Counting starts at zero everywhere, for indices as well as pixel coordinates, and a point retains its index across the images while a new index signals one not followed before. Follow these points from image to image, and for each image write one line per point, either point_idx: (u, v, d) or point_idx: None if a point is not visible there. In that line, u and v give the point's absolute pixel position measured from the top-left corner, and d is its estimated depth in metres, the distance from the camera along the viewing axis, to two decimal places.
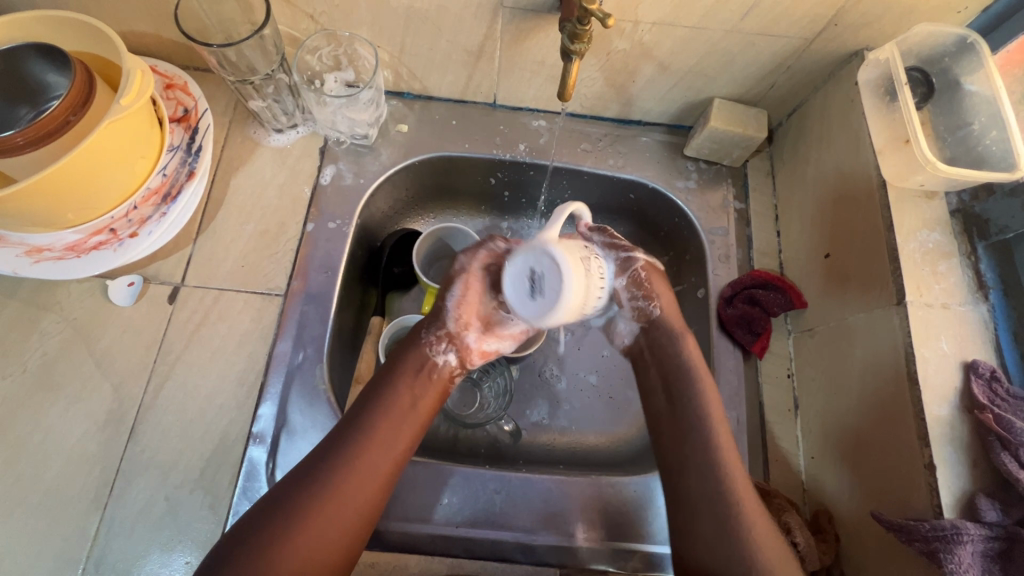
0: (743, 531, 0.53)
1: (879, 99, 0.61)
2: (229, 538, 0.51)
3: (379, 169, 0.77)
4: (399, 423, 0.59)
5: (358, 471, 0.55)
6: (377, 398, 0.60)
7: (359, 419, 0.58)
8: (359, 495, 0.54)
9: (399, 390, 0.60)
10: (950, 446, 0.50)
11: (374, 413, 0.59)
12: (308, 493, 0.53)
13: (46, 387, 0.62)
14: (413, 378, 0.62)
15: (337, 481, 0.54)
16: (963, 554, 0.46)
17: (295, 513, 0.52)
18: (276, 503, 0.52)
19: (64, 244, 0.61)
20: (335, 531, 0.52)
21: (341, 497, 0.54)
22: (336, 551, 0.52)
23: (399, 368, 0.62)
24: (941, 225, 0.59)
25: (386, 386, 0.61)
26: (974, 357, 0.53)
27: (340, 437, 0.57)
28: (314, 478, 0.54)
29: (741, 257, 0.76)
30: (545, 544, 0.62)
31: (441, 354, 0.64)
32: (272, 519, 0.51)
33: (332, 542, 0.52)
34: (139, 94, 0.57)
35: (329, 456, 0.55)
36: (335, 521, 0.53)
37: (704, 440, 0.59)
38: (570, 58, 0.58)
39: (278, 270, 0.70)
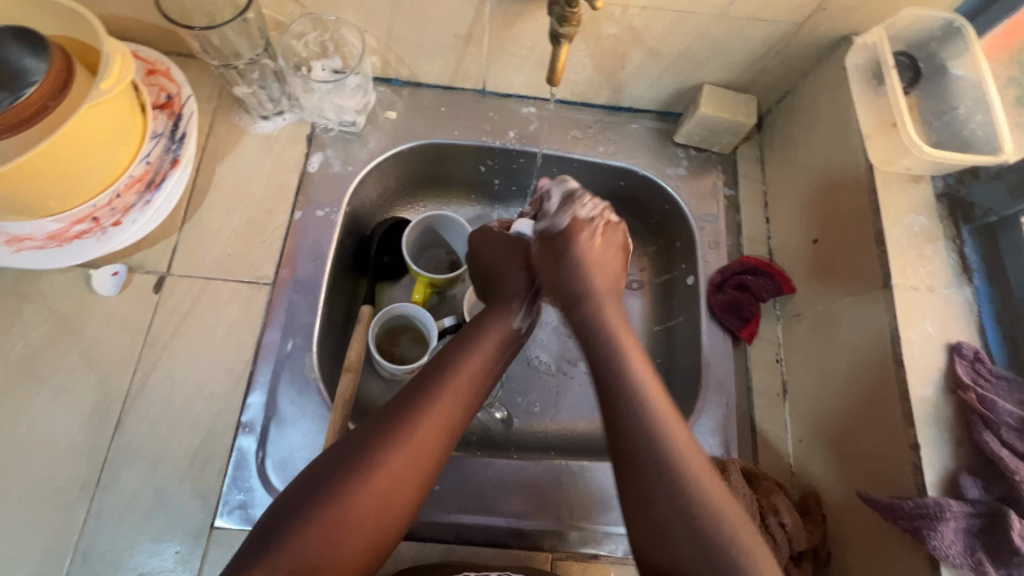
0: (710, 515, 0.47)
1: (868, 85, 0.62)
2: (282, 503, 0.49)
3: (367, 157, 0.76)
4: (479, 376, 0.59)
5: (443, 418, 0.54)
6: (463, 350, 0.59)
7: (443, 367, 0.57)
8: (441, 444, 0.54)
9: (484, 345, 0.61)
10: (933, 425, 0.51)
11: (459, 363, 0.58)
12: (381, 453, 0.51)
13: (30, 378, 0.61)
14: (496, 335, 0.62)
15: (422, 427, 0.53)
16: (946, 530, 0.47)
17: (372, 466, 0.50)
18: (357, 445, 0.51)
19: (45, 234, 0.60)
20: (416, 479, 0.51)
21: (426, 444, 0.52)
22: (405, 512, 0.51)
23: (486, 326, 0.63)
24: (928, 209, 0.59)
25: (473, 342, 0.60)
26: (958, 339, 0.54)
27: (423, 383, 0.56)
28: (401, 421, 0.53)
29: (730, 243, 0.76)
30: (537, 529, 0.62)
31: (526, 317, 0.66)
32: (355, 461, 0.50)
33: (404, 502, 0.50)
34: (119, 78, 0.55)
35: (416, 399, 0.54)
36: (412, 477, 0.51)
37: (643, 417, 0.52)
38: (559, 41, 0.57)
39: (265, 258, 0.69)
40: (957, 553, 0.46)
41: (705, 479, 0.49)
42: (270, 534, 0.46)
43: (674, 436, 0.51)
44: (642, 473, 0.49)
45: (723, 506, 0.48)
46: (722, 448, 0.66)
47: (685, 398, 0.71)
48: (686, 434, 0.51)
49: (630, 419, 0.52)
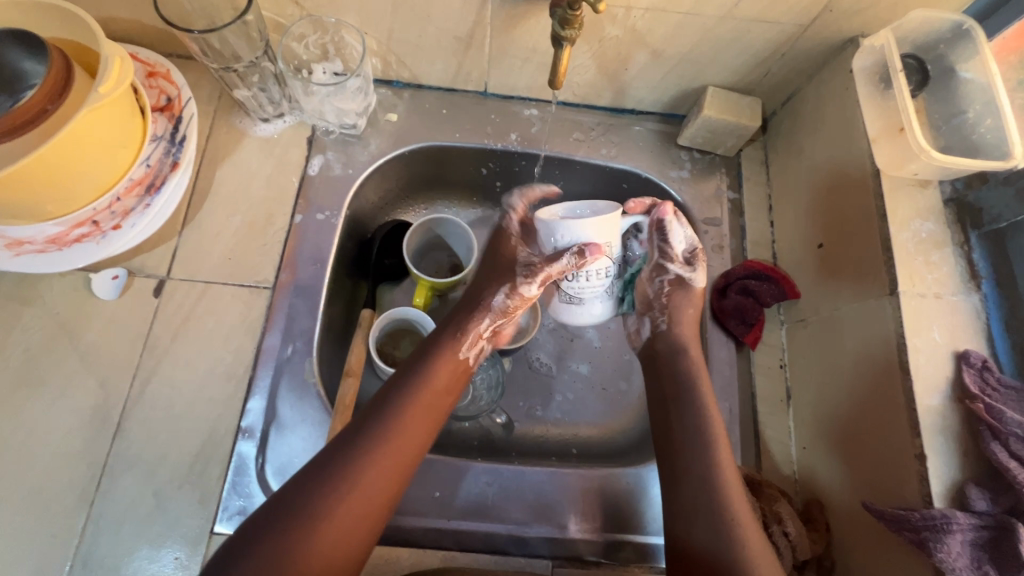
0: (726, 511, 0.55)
1: (874, 87, 0.60)
2: (228, 548, 0.49)
3: (368, 159, 0.75)
4: (421, 416, 0.59)
5: (385, 462, 0.55)
6: (406, 388, 0.59)
7: (385, 409, 0.58)
8: (379, 491, 0.54)
9: (428, 385, 0.60)
10: (940, 435, 0.50)
11: (402, 406, 0.58)
12: (321, 501, 0.52)
13: (30, 383, 0.61)
14: (442, 372, 0.61)
15: (365, 473, 0.54)
16: (952, 543, 0.46)
17: (315, 514, 0.51)
18: (302, 489, 0.52)
19: (45, 238, 0.60)
20: (362, 523, 0.53)
21: (369, 487, 0.54)
22: (354, 556, 0.52)
23: (430, 361, 0.62)
24: (935, 214, 0.58)
25: (413, 377, 0.60)
26: (966, 347, 0.53)
27: (365, 426, 0.56)
28: (342, 467, 0.54)
29: (734, 247, 0.75)
30: (538, 536, 0.62)
31: (473, 351, 0.65)
32: (302, 505, 0.51)
33: (350, 547, 0.52)
34: (117, 84, 0.55)
35: (358, 444, 0.55)
36: (356, 521, 0.52)
37: (695, 424, 0.61)
38: (561, 44, 0.56)
39: (266, 262, 0.69)
40: (964, 565, 0.46)
41: (730, 478, 0.57)
42: (228, 571, 0.48)
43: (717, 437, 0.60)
44: (689, 472, 0.58)
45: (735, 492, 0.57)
46: None
47: None
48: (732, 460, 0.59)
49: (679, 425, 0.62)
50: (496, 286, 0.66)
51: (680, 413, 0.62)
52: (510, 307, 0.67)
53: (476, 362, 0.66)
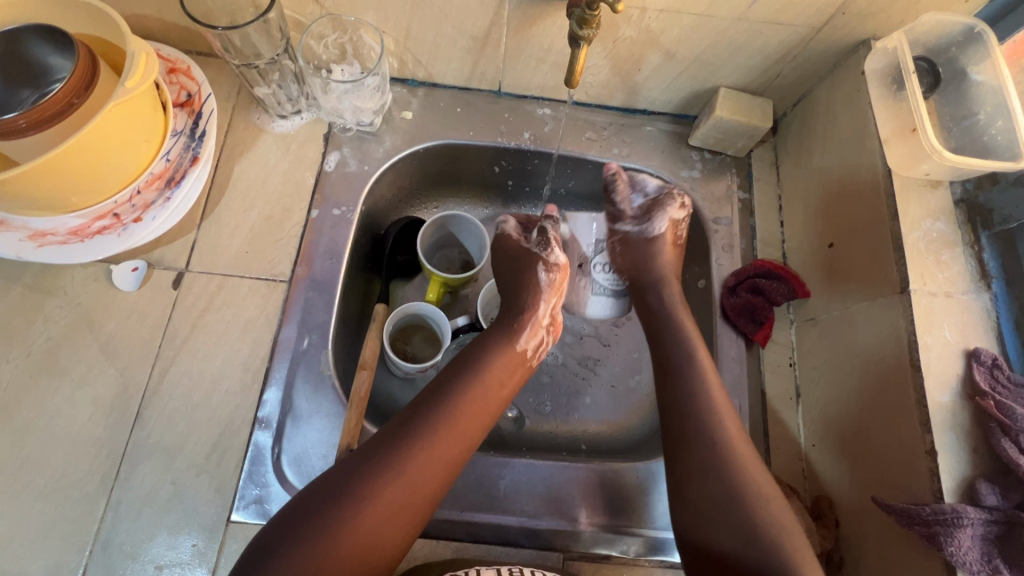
0: (758, 515, 0.52)
1: (886, 88, 0.61)
2: (295, 508, 0.51)
3: (383, 156, 0.77)
4: (484, 406, 0.60)
5: (445, 450, 0.55)
6: (469, 379, 0.60)
7: (444, 397, 0.58)
8: (442, 468, 0.55)
9: (488, 375, 0.61)
10: (951, 431, 0.51)
11: (463, 393, 0.59)
12: (387, 468, 0.53)
13: (51, 372, 0.62)
14: (502, 365, 0.63)
15: (424, 457, 0.54)
16: (963, 537, 0.46)
17: (383, 479, 0.52)
18: (363, 464, 0.53)
19: (67, 229, 0.62)
20: (416, 505, 0.53)
21: (426, 469, 0.54)
22: (408, 527, 0.53)
23: (490, 352, 0.63)
24: (946, 215, 0.59)
25: (482, 363, 0.62)
26: (976, 345, 0.54)
27: (423, 413, 0.57)
28: (411, 438, 0.55)
29: (744, 246, 0.76)
30: (549, 528, 0.62)
31: (531, 348, 0.66)
32: (358, 487, 0.51)
33: (407, 517, 0.52)
34: (143, 78, 0.56)
35: (422, 424, 0.56)
36: (418, 492, 0.53)
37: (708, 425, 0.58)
38: (578, 43, 0.57)
39: (282, 256, 0.70)
40: (974, 559, 0.46)
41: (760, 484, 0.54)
42: (291, 530, 0.49)
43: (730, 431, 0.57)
44: (708, 481, 0.55)
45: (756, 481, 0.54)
46: None
47: None
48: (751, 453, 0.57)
49: (679, 425, 0.59)
50: (535, 267, 0.68)
51: (687, 408, 0.59)
52: (555, 281, 0.69)
53: (533, 353, 0.66)
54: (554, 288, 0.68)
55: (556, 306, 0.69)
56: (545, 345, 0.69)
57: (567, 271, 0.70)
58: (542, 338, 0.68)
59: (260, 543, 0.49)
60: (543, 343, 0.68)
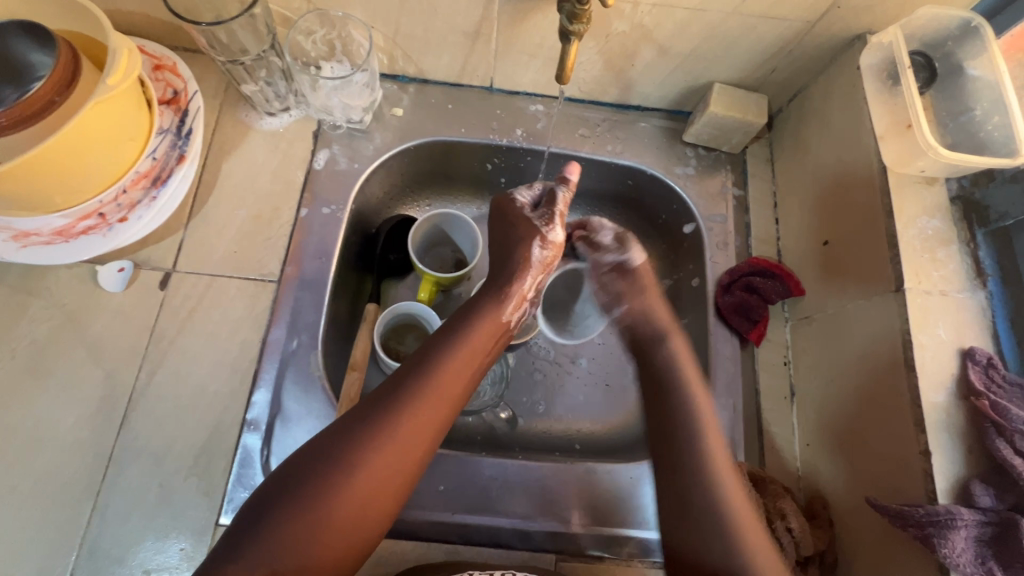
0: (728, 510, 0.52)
1: (882, 84, 0.61)
2: (266, 494, 0.49)
3: (373, 153, 0.76)
4: (462, 381, 0.57)
5: (424, 423, 0.53)
6: (448, 352, 0.57)
7: (423, 369, 0.55)
8: (419, 446, 0.52)
9: (469, 346, 0.58)
10: (945, 432, 0.50)
11: (442, 364, 0.56)
12: (361, 449, 0.50)
13: (36, 374, 0.61)
14: (483, 336, 0.59)
15: (402, 430, 0.52)
16: (957, 538, 0.46)
17: (354, 462, 0.50)
18: (333, 447, 0.50)
19: (52, 230, 0.61)
20: (393, 486, 0.51)
21: (401, 448, 0.51)
22: (385, 508, 0.51)
23: (471, 322, 0.60)
24: (942, 212, 0.58)
25: (460, 335, 0.58)
26: (971, 344, 0.53)
27: (400, 387, 0.54)
28: (386, 416, 0.52)
29: (739, 244, 0.75)
30: (542, 530, 0.62)
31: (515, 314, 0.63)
32: (333, 462, 0.49)
33: (382, 498, 0.50)
34: (126, 74, 0.55)
35: (396, 400, 0.53)
36: (394, 472, 0.51)
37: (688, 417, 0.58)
38: (569, 38, 0.56)
39: (271, 256, 0.69)
40: (967, 561, 0.46)
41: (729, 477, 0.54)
42: (261, 517, 0.47)
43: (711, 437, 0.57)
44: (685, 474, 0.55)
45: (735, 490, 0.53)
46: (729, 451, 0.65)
47: None
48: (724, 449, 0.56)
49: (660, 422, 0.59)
50: (527, 242, 0.64)
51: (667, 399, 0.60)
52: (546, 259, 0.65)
53: (513, 325, 0.64)
54: (548, 265, 0.65)
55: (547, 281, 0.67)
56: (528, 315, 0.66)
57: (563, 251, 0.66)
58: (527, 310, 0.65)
59: (232, 532, 0.47)
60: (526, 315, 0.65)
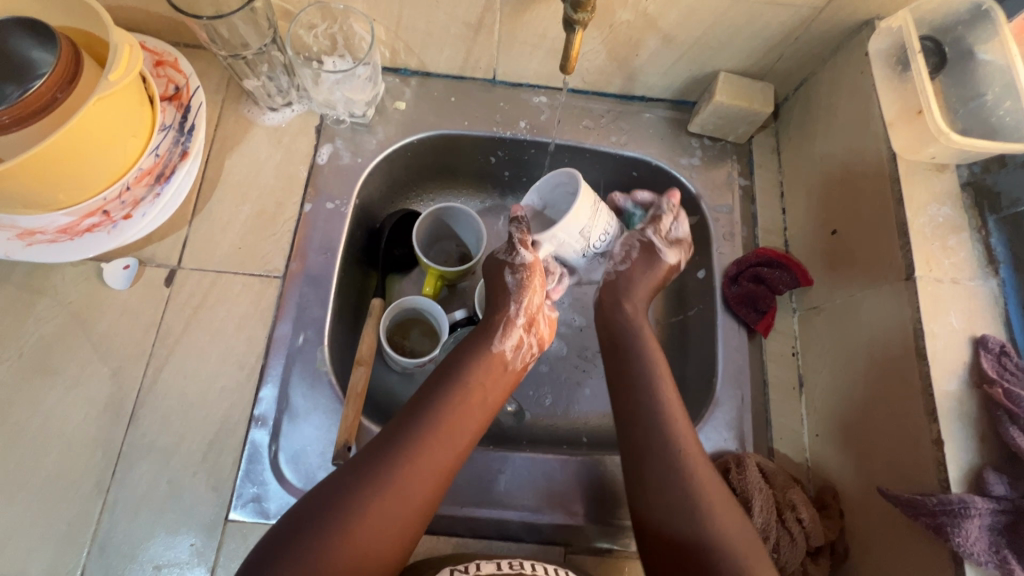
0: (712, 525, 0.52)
1: (891, 70, 0.59)
2: (271, 541, 0.48)
3: (376, 148, 0.75)
4: (465, 420, 0.58)
5: (433, 462, 0.54)
6: (449, 392, 0.59)
7: (424, 412, 0.57)
8: (424, 487, 0.53)
9: (469, 384, 0.60)
10: (958, 420, 0.50)
11: (444, 402, 0.58)
12: (366, 491, 0.51)
13: (43, 373, 0.62)
14: (481, 373, 0.61)
15: (406, 471, 0.52)
16: (971, 528, 0.45)
17: (359, 505, 0.50)
18: (339, 492, 0.50)
19: (57, 227, 0.61)
20: (399, 530, 0.51)
21: (404, 490, 0.52)
22: (390, 554, 0.50)
23: (471, 359, 0.61)
24: (952, 199, 0.57)
25: (458, 373, 0.60)
26: (984, 332, 0.53)
27: (404, 430, 0.55)
28: (391, 458, 0.53)
29: (745, 235, 0.75)
30: (551, 523, 0.62)
31: (512, 349, 0.64)
32: (340, 506, 0.49)
33: (387, 544, 0.50)
34: (128, 70, 0.55)
35: (399, 444, 0.54)
36: (398, 515, 0.51)
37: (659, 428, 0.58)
38: (573, 28, 0.55)
39: (276, 252, 0.69)
40: (981, 550, 0.46)
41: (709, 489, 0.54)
42: (266, 566, 0.46)
43: (682, 430, 0.58)
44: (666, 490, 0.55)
45: (705, 479, 0.55)
46: (737, 442, 0.65)
47: (698, 392, 0.71)
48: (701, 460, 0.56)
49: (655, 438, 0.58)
50: (502, 267, 0.66)
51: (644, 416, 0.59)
52: (524, 283, 0.65)
53: (514, 356, 0.64)
54: (526, 287, 0.64)
55: (536, 302, 0.66)
56: (530, 347, 0.66)
57: (538, 267, 0.65)
58: (526, 341, 0.65)
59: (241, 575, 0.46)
60: (525, 343, 0.65)
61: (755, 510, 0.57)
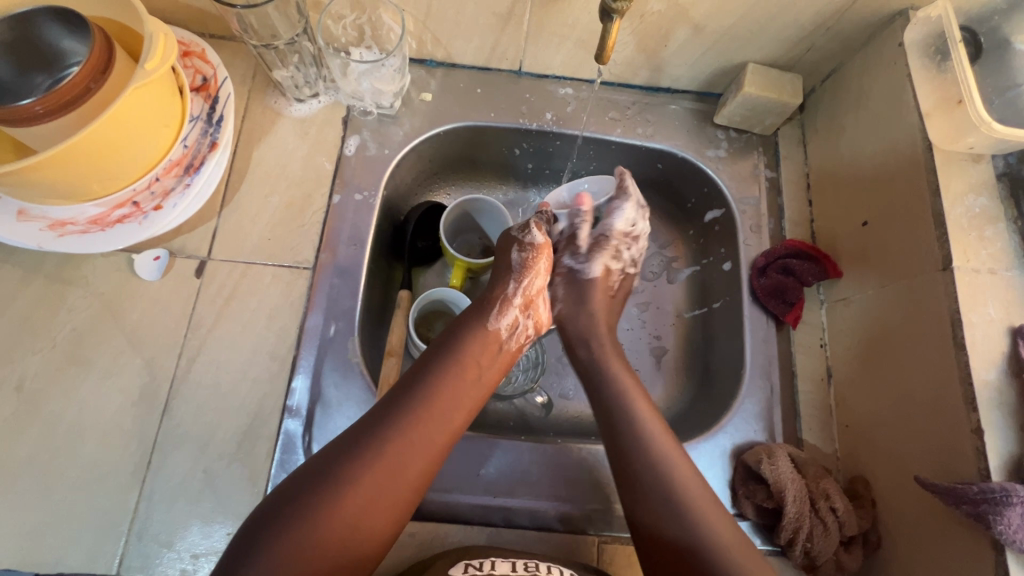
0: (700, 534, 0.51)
1: (928, 60, 0.58)
2: (260, 514, 0.48)
3: (403, 139, 0.75)
4: (457, 396, 0.58)
5: (422, 437, 0.54)
6: (443, 368, 0.58)
7: (418, 387, 0.57)
8: (414, 462, 0.53)
9: (461, 361, 0.59)
10: (997, 409, 0.50)
11: (436, 378, 0.58)
12: (357, 463, 0.51)
13: (77, 363, 0.62)
14: (475, 350, 0.61)
15: (395, 445, 0.52)
16: (1014, 515, 0.45)
17: (347, 476, 0.50)
18: (330, 463, 0.51)
19: (87, 218, 0.61)
20: (387, 504, 0.51)
21: (393, 463, 0.52)
22: (378, 528, 0.50)
23: (464, 335, 0.61)
24: (988, 189, 0.57)
25: (453, 349, 0.60)
26: (1022, 322, 0.53)
27: (396, 405, 0.55)
28: (382, 432, 0.53)
29: (772, 227, 0.75)
30: (583, 512, 0.62)
31: (507, 327, 0.64)
32: (330, 478, 0.50)
33: (376, 517, 0.50)
34: (163, 59, 0.55)
35: (392, 417, 0.54)
36: (387, 489, 0.51)
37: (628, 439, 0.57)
38: (610, 17, 0.55)
39: (305, 243, 0.69)
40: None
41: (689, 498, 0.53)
42: (257, 537, 0.46)
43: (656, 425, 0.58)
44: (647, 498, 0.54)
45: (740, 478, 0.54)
46: (767, 433, 0.66)
47: (726, 383, 0.71)
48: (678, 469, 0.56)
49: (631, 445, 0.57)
50: (510, 248, 0.68)
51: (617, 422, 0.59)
52: (529, 261, 0.66)
53: (509, 335, 0.64)
54: (529, 266, 0.66)
55: (536, 284, 0.66)
56: (525, 327, 0.66)
57: (546, 248, 0.68)
58: (522, 321, 0.65)
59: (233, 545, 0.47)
60: (521, 323, 0.65)
61: (788, 500, 0.57)
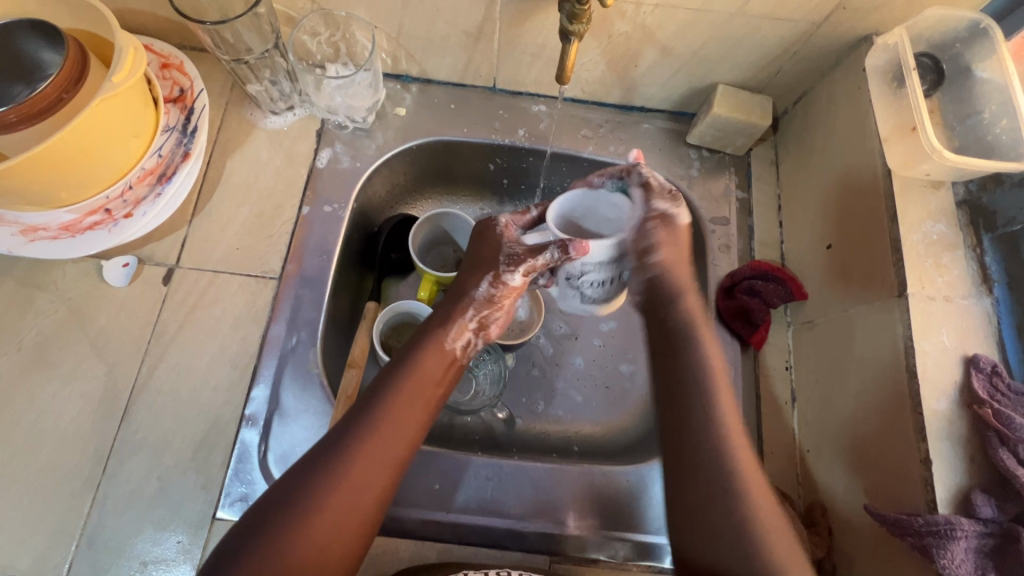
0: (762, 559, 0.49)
1: (887, 86, 0.59)
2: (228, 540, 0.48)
3: (375, 153, 0.76)
4: (412, 409, 0.56)
5: (377, 454, 0.52)
6: (398, 381, 0.57)
7: (372, 403, 0.55)
8: (373, 480, 0.52)
9: (419, 374, 0.58)
10: (947, 440, 0.49)
11: (392, 397, 0.55)
12: (311, 490, 0.49)
13: (40, 368, 0.62)
14: (432, 361, 0.59)
15: (351, 466, 0.51)
16: (956, 549, 0.45)
17: (305, 500, 0.49)
18: (287, 490, 0.50)
19: (59, 225, 0.62)
20: (351, 522, 0.50)
21: (351, 485, 0.50)
22: (344, 549, 0.49)
23: (420, 347, 0.59)
24: (948, 216, 0.57)
25: (408, 361, 0.58)
26: (976, 351, 0.52)
27: (351, 425, 0.53)
28: (336, 455, 0.51)
29: (741, 247, 0.74)
30: (536, 532, 0.62)
31: (462, 342, 0.62)
32: (287, 504, 0.49)
33: (342, 538, 0.49)
34: (131, 72, 0.56)
35: (344, 438, 0.52)
36: (347, 511, 0.50)
37: (715, 448, 0.53)
38: (569, 39, 0.56)
39: (272, 254, 0.69)
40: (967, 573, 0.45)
41: (762, 511, 0.51)
42: (224, 565, 0.46)
43: (735, 449, 0.53)
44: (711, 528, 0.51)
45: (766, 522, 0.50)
46: None
47: None
48: (757, 474, 0.52)
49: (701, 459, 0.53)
50: (480, 274, 0.63)
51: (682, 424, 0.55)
52: (496, 296, 0.63)
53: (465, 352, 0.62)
54: (494, 300, 0.63)
55: (495, 317, 0.64)
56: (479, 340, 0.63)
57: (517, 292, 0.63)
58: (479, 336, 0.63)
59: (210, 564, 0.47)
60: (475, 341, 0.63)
61: None
